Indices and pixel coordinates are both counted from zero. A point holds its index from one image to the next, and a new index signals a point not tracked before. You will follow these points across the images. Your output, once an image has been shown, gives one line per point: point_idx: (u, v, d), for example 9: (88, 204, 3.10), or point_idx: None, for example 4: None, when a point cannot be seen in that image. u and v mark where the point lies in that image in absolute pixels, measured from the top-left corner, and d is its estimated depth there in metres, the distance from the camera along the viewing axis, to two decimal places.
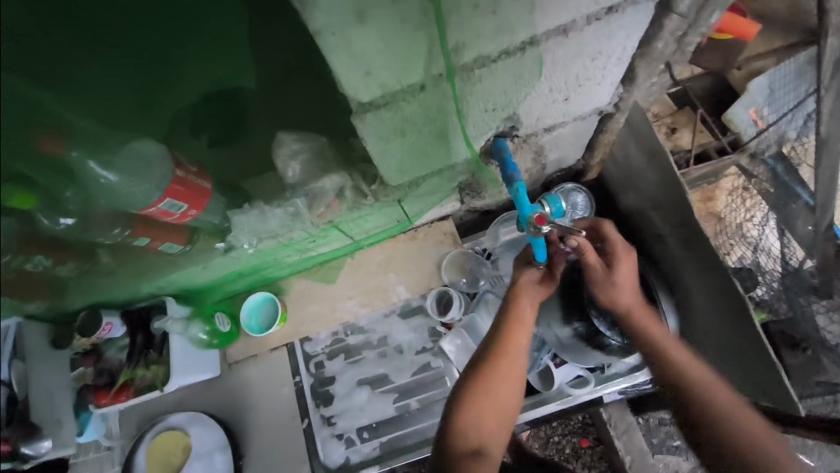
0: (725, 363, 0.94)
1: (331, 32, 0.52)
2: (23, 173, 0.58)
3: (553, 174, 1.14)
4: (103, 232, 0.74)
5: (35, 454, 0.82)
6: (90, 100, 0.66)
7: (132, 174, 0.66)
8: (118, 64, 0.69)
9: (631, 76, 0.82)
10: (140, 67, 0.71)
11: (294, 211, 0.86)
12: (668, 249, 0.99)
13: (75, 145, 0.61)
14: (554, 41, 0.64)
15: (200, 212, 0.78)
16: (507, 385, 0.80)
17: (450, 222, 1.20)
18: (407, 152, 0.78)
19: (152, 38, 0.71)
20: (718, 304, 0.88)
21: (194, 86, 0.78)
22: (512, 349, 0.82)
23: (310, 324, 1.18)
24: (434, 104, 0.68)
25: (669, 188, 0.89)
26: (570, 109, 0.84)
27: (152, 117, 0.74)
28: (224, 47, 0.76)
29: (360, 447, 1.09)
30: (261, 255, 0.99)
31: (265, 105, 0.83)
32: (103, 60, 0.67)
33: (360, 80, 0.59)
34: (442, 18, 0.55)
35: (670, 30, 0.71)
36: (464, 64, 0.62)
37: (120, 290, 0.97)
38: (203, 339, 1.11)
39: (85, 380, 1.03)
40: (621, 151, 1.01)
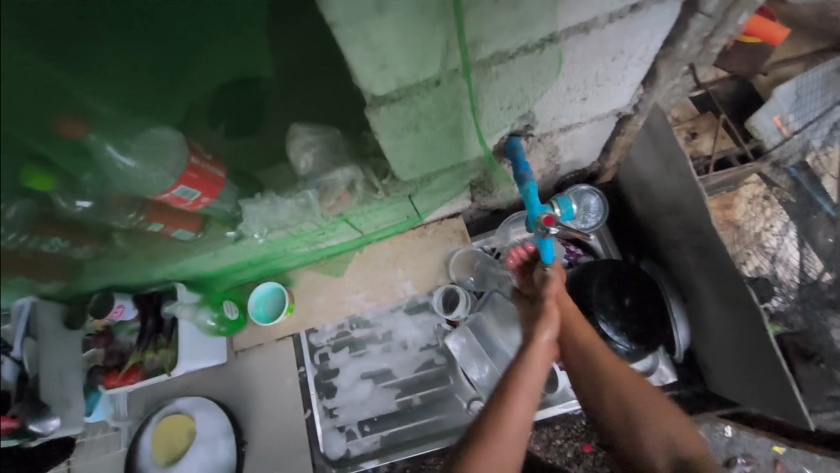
0: (734, 373, 0.92)
1: (349, 24, 0.52)
2: (43, 155, 0.59)
3: (567, 175, 1.12)
4: (118, 216, 0.76)
5: (43, 432, 0.85)
6: (115, 91, 0.66)
7: (149, 160, 0.68)
8: (140, 55, 0.67)
9: (653, 77, 0.80)
10: (162, 59, 0.70)
11: (306, 202, 0.87)
12: (680, 255, 0.98)
13: (95, 129, 0.62)
14: (575, 38, 0.63)
15: (212, 200, 0.79)
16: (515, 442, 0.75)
17: (460, 219, 1.19)
18: (419, 147, 0.77)
19: (175, 29, 0.67)
20: (730, 311, 0.87)
21: (213, 77, 0.77)
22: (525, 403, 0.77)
23: (316, 316, 1.18)
24: (449, 100, 0.67)
25: (686, 194, 0.87)
26: (587, 109, 0.83)
27: (167, 98, 0.73)
28: (241, 39, 0.73)
29: (361, 440, 1.10)
30: (271, 245, 1.00)
31: (283, 98, 0.82)
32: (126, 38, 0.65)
33: (376, 74, 0.59)
34: (461, 11, 0.54)
35: (696, 30, 0.69)
36: (481, 60, 0.62)
37: (132, 274, 0.98)
38: (211, 326, 1.12)
39: (96, 361, 1.05)
40: (637, 154, 0.99)
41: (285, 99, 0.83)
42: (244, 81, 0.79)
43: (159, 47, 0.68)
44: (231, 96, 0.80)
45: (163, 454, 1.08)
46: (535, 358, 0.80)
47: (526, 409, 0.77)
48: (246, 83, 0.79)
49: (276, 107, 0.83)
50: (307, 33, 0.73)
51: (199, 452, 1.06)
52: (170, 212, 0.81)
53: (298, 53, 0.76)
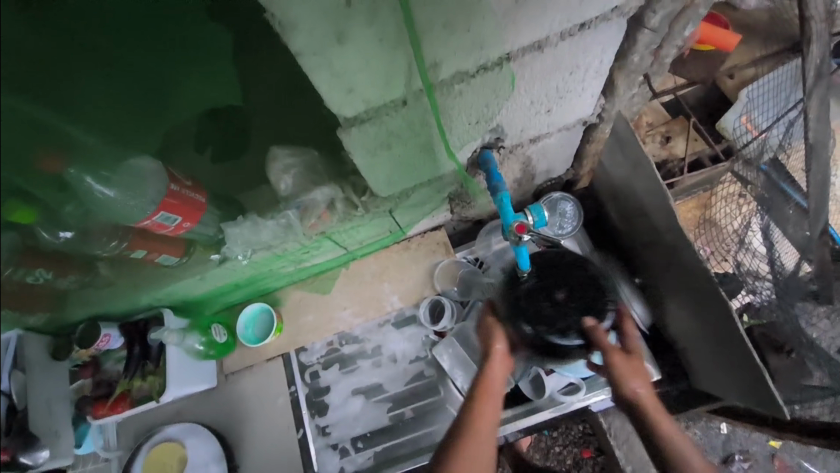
0: (713, 367, 0.94)
1: (312, 53, 0.55)
2: (25, 189, 0.60)
3: (543, 183, 1.16)
4: (101, 245, 0.77)
5: (33, 463, 0.86)
6: (90, 115, 0.66)
7: (129, 188, 0.70)
8: (115, 75, 0.68)
9: (612, 87, 0.84)
10: (137, 84, 0.71)
11: (287, 222, 0.90)
12: (653, 255, 1.01)
13: (74, 163, 0.64)
14: (530, 56, 0.67)
15: (194, 225, 0.81)
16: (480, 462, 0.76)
17: (443, 231, 1.22)
18: (394, 164, 0.81)
19: (139, 54, 0.69)
20: (702, 307, 0.89)
21: (191, 104, 0.78)
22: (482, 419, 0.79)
23: (305, 334, 1.19)
24: (416, 118, 0.70)
25: (654, 196, 0.91)
26: (553, 120, 0.87)
27: (144, 130, 0.74)
28: (205, 61, 0.74)
29: (355, 457, 1.09)
30: (257, 266, 1.02)
31: (263, 124, 0.86)
32: (100, 71, 0.66)
33: (343, 98, 0.62)
34: (418, 38, 0.57)
35: (645, 43, 0.74)
36: (443, 80, 0.65)
37: (118, 302, 1.00)
38: (199, 350, 1.12)
39: (84, 392, 1.05)
40: (608, 160, 1.03)
41: (263, 123, 0.86)
42: (215, 110, 0.81)
43: (135, 88, 0.71)
44: (206, 126, 0.83)
45: None
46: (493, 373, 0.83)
47: (491, 420, 0.80)
48: (223, 112, 0.82)
49: (253, 130, 0.86)
50: (274, 63, 0.79)
51: None
52: (153, 238, 0.83)
53: (272, 84, 0.81)
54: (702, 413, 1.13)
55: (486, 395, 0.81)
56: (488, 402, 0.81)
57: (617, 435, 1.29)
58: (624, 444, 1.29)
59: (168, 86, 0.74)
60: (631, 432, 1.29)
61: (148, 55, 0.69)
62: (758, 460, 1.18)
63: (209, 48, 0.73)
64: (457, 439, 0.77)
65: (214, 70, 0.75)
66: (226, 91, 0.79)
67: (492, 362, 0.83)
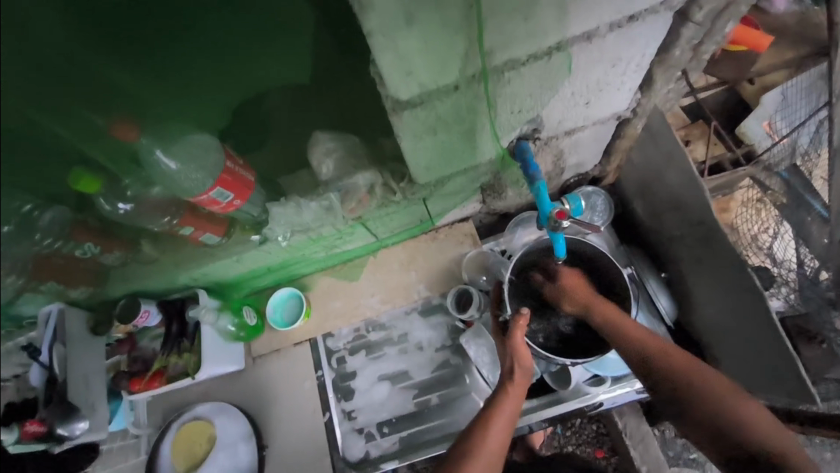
0: (743, 362, 0.95)
1: (382, 34, 0.58)
2: (100, 165, 0.71)
3: (570, 179, 1.18)
4: (154, 220, 0.81)
5: (68, 435, 0.88)
6: (162, 87, 0.75)
7: (191, 161, 0.72)
8: (192, 52, 0.73)
9: (650, 81, 0.86)
10: (212, 60, 0.75)
11: (328, 205, 0.92)
12: (684, 250, 1.02)
13: (144, 134, 0.69)
14: (579, 46, 0.69)
15: (244, 203, 0.82)
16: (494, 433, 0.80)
17: (470, 223, 1.24)
18: (436, 151, 0.84)
19: (222, 37, 0.73)
20: (737, 299, 0.90)
21: (257, 82, 0.82)
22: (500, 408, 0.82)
23: (333, 320, 1.22)
24: (465, 104, 0.73)
25: (687, 190, 0.92)
26: (589, 113, 0.89)
27: (201, 87, 0.78)
28: (280, 42, 0.77)
29: (380, 441, 1.11)
30: (292, 249, 1.04)
31: (311, 105, 0.89)
32: (188, 54, 0.73)
33: (402, 80, 0.65)
34: (481, 22, 0.60)
35: (687, 37, 0.76)
36: (495, 66, 0.68)
37: (158, 280, 1.03)
38: (231, 332, 1.14)
39: (119, 368, 1.09)
40: (639, 155, 1.05)
41: (290, 108, 0.89)
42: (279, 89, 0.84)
43: (204, 56, 0.74)
44: (264, 103, 0.86)
45: (182, 460, 1.09)
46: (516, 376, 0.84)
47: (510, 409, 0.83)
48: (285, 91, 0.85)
49: (286, 108, 0.89)
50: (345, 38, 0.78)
51: (219, 458, 1.07)
52: (200, 215, 0.84)
53: (335, 62, 0.83)
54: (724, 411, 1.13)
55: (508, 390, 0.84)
56: (498, 420, 0.81)
57: (634, 435, 1.30)
58: (640, 444, 1.30)
59: (242, 58, 0.77)
60: (648, 433, 1.30)
61: (223, 32, 0.72)
62: None
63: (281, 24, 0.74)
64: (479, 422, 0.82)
65: (278, 41, 0.76)
66: (292, 69, 0.81)
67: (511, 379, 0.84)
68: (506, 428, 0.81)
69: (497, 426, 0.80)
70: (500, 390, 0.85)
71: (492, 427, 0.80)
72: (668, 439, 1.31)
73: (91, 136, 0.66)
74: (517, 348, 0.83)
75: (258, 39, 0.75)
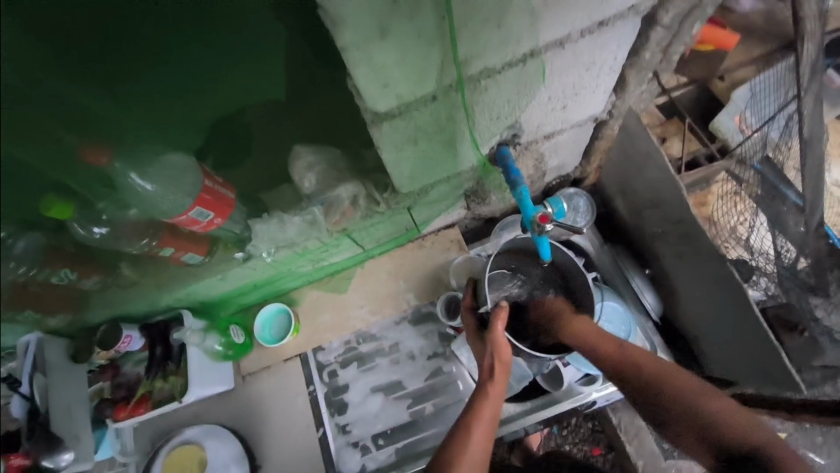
0: (729, 353, 0.97)
1: (356, 48, 0.58)
2: (73, 188, 0.68)
3: (552, 182, 1.19)
4: (132, 242, 0.79)
5: (54, 467, 0.85)
6: (134, 107, 0.71)
7: (166, 183, 0.72)
8: (163, 69, 0.71)
9: (623, 83, 0.88)
10: (185, 76, 0.73)
11: (312, 218, 0.92)
12: (667, 246, 1.03)
13: (118, 158, 0.68)
14: (552, 52, 0.70)
15: (225, 220, 0.81)
16: (479, 432, 0.79)
17: (456, 229, 1.24)
18: (417, 159, 0.84)
19: (195, 52, 0.71)
20: (718, 291, 0.92)
21: (233, 96, 0.80)
22: (482, 406, 0.82)
23: (322, 333, 1.20)
24: (444, 113, 0.74)
25: (665, 187, 0.94)
26: (567, 117, 0.91)
27: (177, 109, 0.76)
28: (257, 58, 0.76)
29: (376, 454, 1.10)
30: (277, 264, 1.03)
31: (290, 118, 0.88)
32: (160, 71, 0.71)
33: (379, 92, 0.65)
34: (455, 33, 0.61)
35: (656, 40, 0.78)
36: (471, 76, 0.69)
37: (140, 302, 1.00)
38: (218, 351, 1.12)
39: (103, 395, 1.04)
40: (617, 156, 1.07)
41: (269, 123, 0.87)
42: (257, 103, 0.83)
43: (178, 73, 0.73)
44: (242, 120, 0.84)
45: None
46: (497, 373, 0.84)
47: (493, 408, 0.82)
48: (265, 104, 0.83)
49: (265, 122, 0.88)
50: (323, 51, 0.78)
51: None
52: (180, 235, 0.83)
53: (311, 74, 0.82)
54: None
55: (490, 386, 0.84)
56: (480, 425, 0.80)
57: (628, 430, 1.31)
58: (634, 439, 1.31)
59: (218, 74, 0.76)
60: (642, 427, 1.31)
61: (197, 48, 0.71)
62: None
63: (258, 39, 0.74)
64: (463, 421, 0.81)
65: (252, 59, 0.76)
66: (269, 84, 0.81)
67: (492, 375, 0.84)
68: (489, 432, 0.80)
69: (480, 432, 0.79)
70: (483, 388, 0.85)
71: (474, 432, 0.79)
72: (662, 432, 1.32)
73: (65, 163, 0.64)
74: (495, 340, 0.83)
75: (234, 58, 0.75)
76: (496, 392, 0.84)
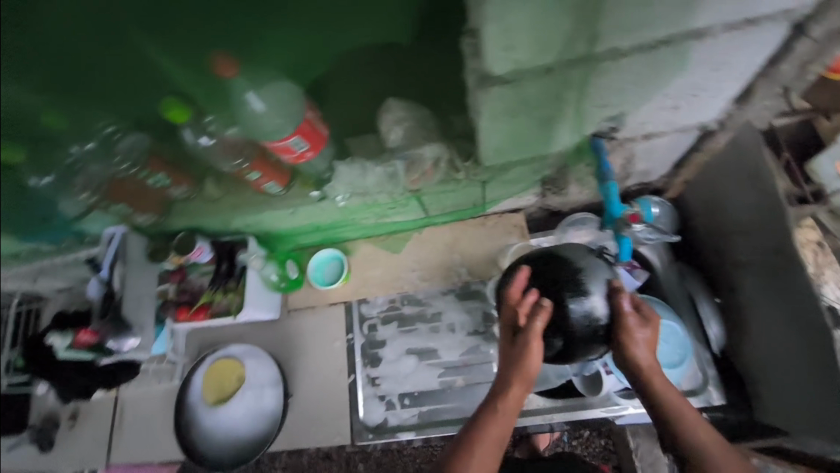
0: (788, 402, 0.91)
1: (492, 3, 0.56)
2: (188, 93, 0.79)
3: (631, 187, 1.15)
4: (228, 161, 0.85)
5: (119, 348, 0.95)
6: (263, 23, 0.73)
7: (275, 105, 0.74)
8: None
9: (747, 94, 0.81)
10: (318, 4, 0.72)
11: (392, 171, 0.93)
12: (749, 278, 0.97)
13: (241, 75, 0.71)
14: (687, 44, 0.66)
15: (315, 155, 0.83)
16: (487, 449, 0.76)
17: (521, 215, 1.22)
18: (511, 132, 0.82)
19: None
20: (798, 335, 0.86)
21: (358, 33, 0.78)
22: (493, 424, 0.78)
23: (370, 287, 1.24)
24: (554, 89, 0.71)
25: (763, 214, 0.88)
26: (674, 119, 0.85)
27: (298, 38, 0.76)
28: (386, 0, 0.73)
29: (400, 412, 1.13)
30: (345, 212, 1.06)
31: (404, 64, 0.86)
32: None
33: (498, 55, 0.63)
34: (597, 5, 0.58)
35: (801, 52, 0.71)
36: (597, 54, 0.65)
37: (216, 220, 1.06)
38: (274, 281, 1.17)
39: (167, 297, 1.10)
40: (711, 172, 1.01)
41: (382, 64, 0.86)
42: (386, 44, 0.80)
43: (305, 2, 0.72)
44: (352, 59, 0.84)
45: (212, 392, 1.15)
46: (515, 388, 0.79)
47: (505, 426, 0.78)
48: (386, 47, 0.81)
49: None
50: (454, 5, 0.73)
51: (247, 396, 1.13)
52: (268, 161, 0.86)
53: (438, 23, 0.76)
54: (751, 450, 1.10)
55: (504, 403, 0.79)
56: (489, 439, 0.77)
57: (644, 458, 1.28)
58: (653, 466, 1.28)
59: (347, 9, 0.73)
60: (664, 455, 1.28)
61: None
62: None
63: None
64: (472, 435, 0.77)
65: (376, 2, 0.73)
66: (394, 27, 0.77)
67: (511, 388, 0.79)
68: (494, 450, 0.76)
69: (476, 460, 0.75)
70: (496, 400, 0.80)
71: (480, 448, 0.76)
72: None
73: (196, 71, 0.78)
74: (528, 348, 0.77)
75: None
76: (511, 409, 0.79)
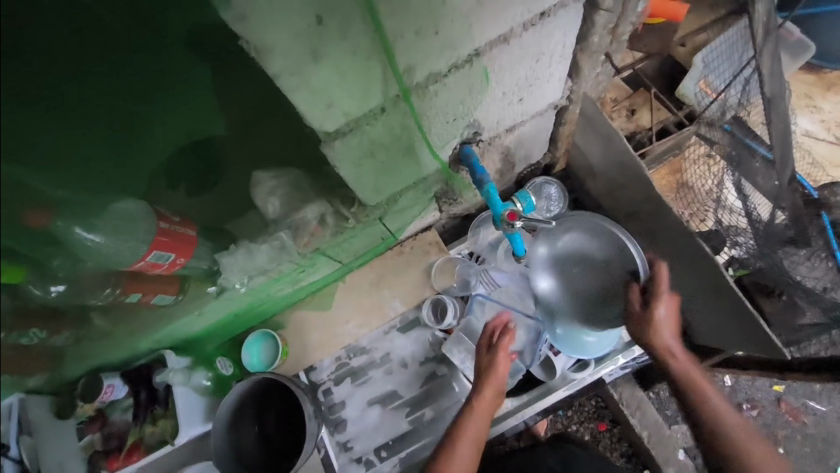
0: (716, 320, 1.00)
1: (290, 74, 0.55)
2: (13, 249, 0.56)
3: (523, 171, 1.19)
4: (94, 295, 0.74)
5: None
6: (85, 169, 0.64)
7: (119, 233, 0.67)
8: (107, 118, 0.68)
9: (577, 70, 0.87)
10: (118, 121, 0.69)
11: (281, 244, 0.90)
12: (634, 224, 1.07)
13: (61, 215, 0.60)
14: (498, 49, 0.69)
15: (188, 260, 0.80)
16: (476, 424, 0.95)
17: (433, 231, 1.22)
18: (379, 172, 0.82)
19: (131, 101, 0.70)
20: (694, 264, 0.95)
21: (169, 137, 0.77)
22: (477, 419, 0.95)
23: (313, 353, 1.17)
24: (397, 124, 0.72)
25: (631, 166, 0.93)
26: (526, 108, 0.89)
27: (140, 156, 0.73)
28: (186, 105, 0.77)
29: (380, 467, 1.10)
30: (255, 293, 1.01)
31: (240, 146, 0.85)
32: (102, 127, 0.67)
33: (323, 113, 0.63)
34: (390, 46, 0.59)
35: (602, 24, 0.77)
36: (417, 83, 0.67)
37: (116, 353, 0.94)
38: (207, 386, 1.10)
39: (94, 448, 1.00)
40: (581, 139, 1.07)
41: (239, 144, 0.85)
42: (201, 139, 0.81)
43: (104, 121, 0.67)
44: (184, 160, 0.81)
45: None
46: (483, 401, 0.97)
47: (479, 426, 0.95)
48: (201, 141, 0.82)
49: (192, 165, 0.81)
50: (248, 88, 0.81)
51: None
52: (145, 278, 0.80)
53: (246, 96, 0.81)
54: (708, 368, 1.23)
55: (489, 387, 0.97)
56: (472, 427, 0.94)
57: (630, 403, 1.34)
58: (638, 411, 1.35)
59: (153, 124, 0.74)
60: (643, 399, 1.35)
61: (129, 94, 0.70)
62: (766, 405, 1.37)
63: (189, 83, 0.77)
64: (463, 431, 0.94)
65: (190, 102, 0.78)
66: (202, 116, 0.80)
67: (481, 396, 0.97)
68: (476, 442, 0.94)
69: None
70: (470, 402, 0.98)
71: (464, 439, 0.93)
72: (664, 399, 1.41)
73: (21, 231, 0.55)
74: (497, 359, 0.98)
75: (170, 102, 0.75)
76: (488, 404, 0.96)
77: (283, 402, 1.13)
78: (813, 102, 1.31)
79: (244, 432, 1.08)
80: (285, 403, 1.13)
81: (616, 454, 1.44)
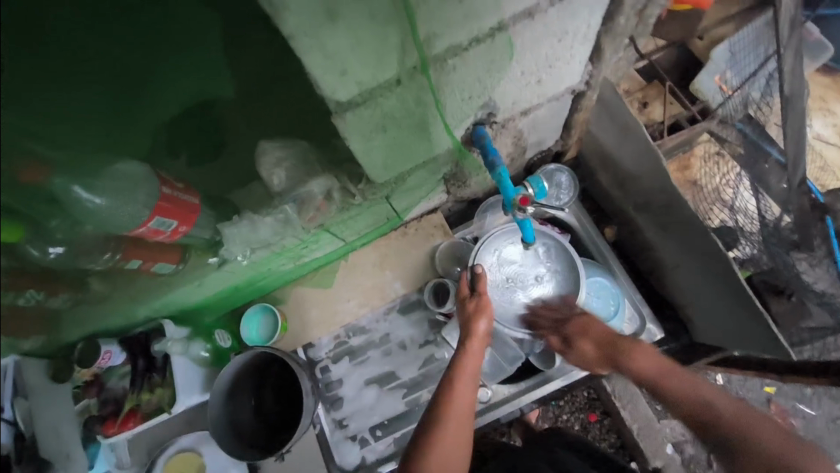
0: (720, 317, 1.00)
1: (305, 34, 0.53)
2: (13, 207, 0.56)
3: (534, 157, 1.16)
4: (93, 259, 0.72)
5: None
6: (74, 126, 0.64)
7: (118, 194, 0.66)
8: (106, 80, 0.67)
9: (599, 53, 0.84)
10: (116, 89, 0.69)
11: (285, 217, 0.89)
12: (646, 218, 1.05)
13: (57, 173, 0.60)
14: (522, 24, 0.66)
15: (190, 228, 0.78)
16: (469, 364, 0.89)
17: (439, 214, 1.21)
18: (389, 148, 0.80)
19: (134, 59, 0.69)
20: (704, 259, 0.93)
21: (171, 101, 0.76)
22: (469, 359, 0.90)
23: (311, 330, 1.16)
24: (412, 97, 0.70)
25: (646, 156, 0.91)
26: (543, 90, 0.87)
27: (139, 115, 0.73)
28: (192, 74, 0.75)
29: (375, 446, 1.11)
30: (256, 267, 1.00)
31: (243, 114, 0.81)
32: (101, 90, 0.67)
33: (337, 81, 0.60)
34: (411, 11, 0.56)
35: (630, 5, 0.74)
36: (436, 55, 0.64)
37: (115, 319, 0.93)
38: (205, 357, 1.10)
39: (90, 412, 1.00)
40: (596, 127, 1.04)
41: (244, 114, 0.82)
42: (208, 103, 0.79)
43: (105, 82, 0.67)
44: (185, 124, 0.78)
45: None
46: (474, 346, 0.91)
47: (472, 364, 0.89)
48: (206, 106, 0.79)
49: (193, 126, 0.79)
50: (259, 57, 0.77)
51: None
52: (147, 246, 0.79)
53: (252, 65, 0.77)
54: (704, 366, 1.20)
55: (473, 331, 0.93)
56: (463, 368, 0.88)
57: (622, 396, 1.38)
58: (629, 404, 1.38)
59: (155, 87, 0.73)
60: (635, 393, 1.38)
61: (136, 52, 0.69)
62: (757, 405, 1.38)
63: (193, 55, 0.74)
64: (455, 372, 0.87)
65: (196, 77, 0.76)
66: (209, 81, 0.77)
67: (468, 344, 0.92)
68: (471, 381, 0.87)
69: (451, 427, 0.80)
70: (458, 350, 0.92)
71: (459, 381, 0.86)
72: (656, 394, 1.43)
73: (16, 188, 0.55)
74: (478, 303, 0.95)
75: (174, 74, 0.74)
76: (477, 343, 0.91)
77: (280, 378, 1.13)
78: (827, 105, 1.28)
79: (240, 406, 1.08)
80: (281, 379, 1.13)
81: (604, 444, 1.45)
